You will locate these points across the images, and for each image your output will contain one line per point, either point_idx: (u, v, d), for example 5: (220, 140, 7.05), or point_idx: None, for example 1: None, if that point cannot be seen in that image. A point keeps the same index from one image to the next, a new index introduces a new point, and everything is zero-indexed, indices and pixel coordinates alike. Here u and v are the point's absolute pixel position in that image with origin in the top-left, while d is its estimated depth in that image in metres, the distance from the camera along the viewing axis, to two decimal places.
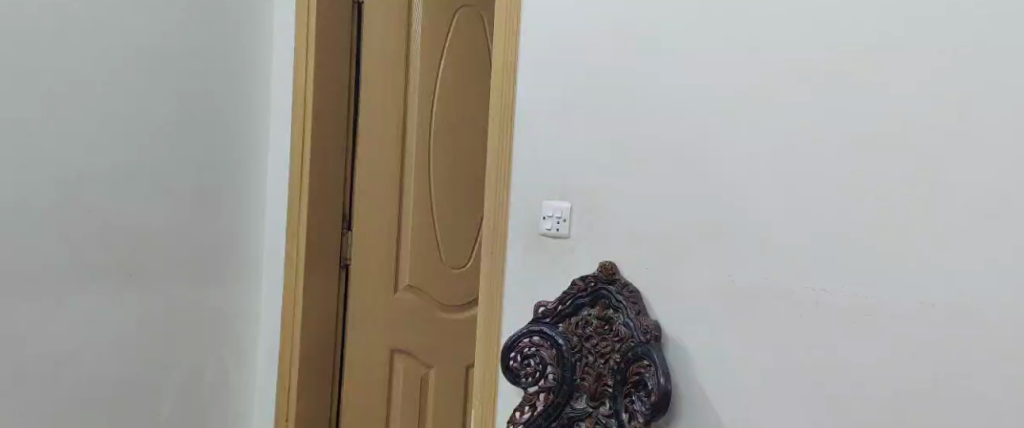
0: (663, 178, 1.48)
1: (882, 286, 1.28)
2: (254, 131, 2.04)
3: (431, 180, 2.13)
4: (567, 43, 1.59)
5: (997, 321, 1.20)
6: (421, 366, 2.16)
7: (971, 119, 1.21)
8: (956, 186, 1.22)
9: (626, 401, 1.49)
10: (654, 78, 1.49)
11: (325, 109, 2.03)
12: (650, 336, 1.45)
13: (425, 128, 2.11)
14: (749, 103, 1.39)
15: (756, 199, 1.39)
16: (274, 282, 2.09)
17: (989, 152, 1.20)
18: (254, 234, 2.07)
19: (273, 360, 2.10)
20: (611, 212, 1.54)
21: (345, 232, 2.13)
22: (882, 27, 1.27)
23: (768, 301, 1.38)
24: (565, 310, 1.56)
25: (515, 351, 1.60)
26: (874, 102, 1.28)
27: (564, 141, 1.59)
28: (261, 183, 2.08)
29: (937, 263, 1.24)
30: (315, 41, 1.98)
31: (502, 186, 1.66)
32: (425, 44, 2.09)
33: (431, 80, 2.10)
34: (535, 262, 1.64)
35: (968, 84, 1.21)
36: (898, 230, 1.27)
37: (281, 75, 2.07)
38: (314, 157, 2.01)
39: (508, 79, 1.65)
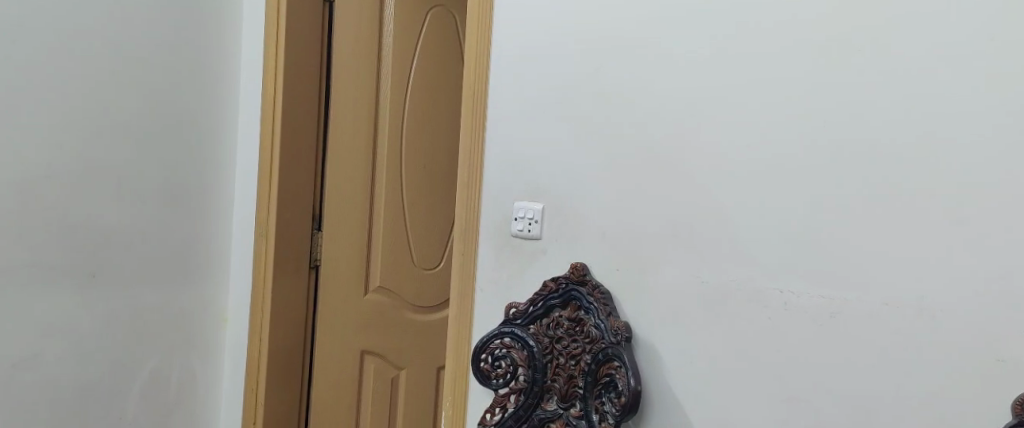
0: (634, 179, 1.48)
1: (849, 286, 1.28)
2: (224, 131, 2.02)
3: (403, 180, 2.12)
4: (539, 43, 1.60)
5: (961, 320, 1.20)
6: (391, 368, 2.15)
7: (939, 120, 1.21)
8: (923, 186, 1.22)
9: (596, 402, 1.48)
10: (626, 81, 1.49)
11: (295, 108, 2.00)
12: (621, 338, 1.46)
13: (397, 127, 2.10)
14: (718, 104, 1.39)
15: (724, 200, 1.39)
16: (241, 284, 2.06)
17: (957, 152, 1.19)
18: (223, 233, 2.05)
19: (240, 363, 2.06)
20: (581, 214, 1.55)
21: (316, 233, 2.10)
22: (853, 28, 1.27)
23: (740, 302, 1.37)
24: (536, 311, 1.57)
25: (486, 352, 1.60)
26: (843, 103, 1.28)
27: (535, 142, 1.61)
28: (231, 183, 2.06)
29: (905, 265, 1.23)
30: (285, 39, 1.96)
31: (473, 187, 1.68)
32: (397, 43, 2.07)
33: (404, 79, 2.09)
34: (507, 263, 1.65)
35: (937, 84, 1.21)
36: (865, 230, 1.26)
37: (249, 73, 2.04)
38: (283, 156, 1.98)
39: (481, 81, 1.67)
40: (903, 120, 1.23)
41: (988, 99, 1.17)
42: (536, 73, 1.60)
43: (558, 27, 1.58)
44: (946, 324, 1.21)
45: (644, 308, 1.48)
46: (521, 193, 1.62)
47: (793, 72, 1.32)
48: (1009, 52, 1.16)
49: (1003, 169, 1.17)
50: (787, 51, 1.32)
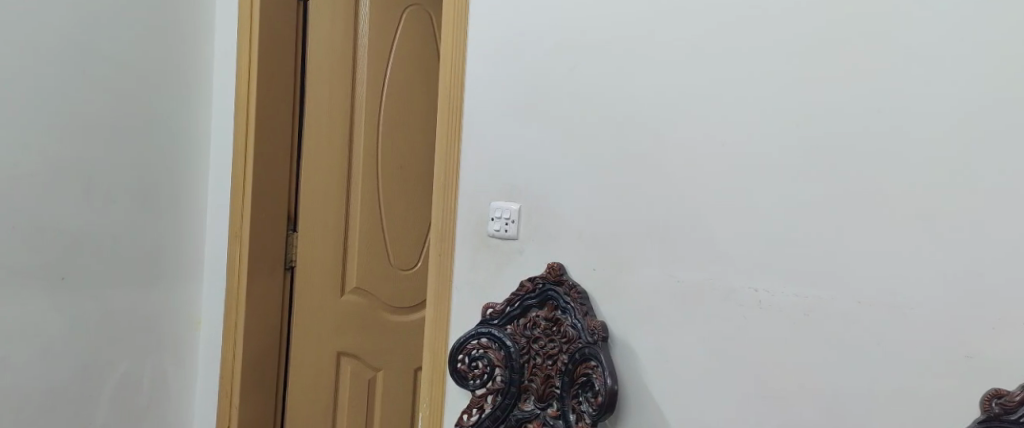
0: (611, 179, 1.48)
1: (823, 285, 1.29)
2: (197, 131, 1.99)
3: (379, 180, 2.10)
4: (515, 43, 1.60)
5: (931, 317, 1.21)
6: (368, 370, 2.14)
7: (912, 120, 1.22)
8: (896, 185, 1.23)
9: (573, 402, 1.48)
10: (602, 82, 1.49)
11: (270, 108, 1.98)
12: (598, 337, 1.46)
13: (373, 127, 2.08)
14: (693, 105, 1.40)
15: (700, 200, 1.39)
16: (214, 286, 2.03)
17: (928, 151, 1.21)
18: (196, 234, 2.02)
19: (214, 366, 2.04)
20: (558, 215, 1.55)
21: (291, 234, 2.08)
22: (826, 28, 1.28)
23: (716, 301, 1.38)
24: (512, 312, 1.57)
25: (463, 352, 1.60)
26: (816, 103, 1.29)
27: (511, 143, 1.60)
28: (204, 183, 2.03)
29: (877, 263, 1.25)
30: (259, 38, 1.94)
31: (449, 188, 1.68)
32: (373, 43, 2.06)
33: (379, 78, 2.08)
34: (483, 263, 1.65)
35: (907, 83, 1.22)
36: (838, 230, 1.27)
37: (221, 72, 2.01)
38: (258, 156, 1.96)
39: (457, 81, 1.67)
40: (875, 119, 1.24)
41: (957, 98, 1.19)
42: (513, 73, 1.60)
43: (534, 26, 1.57)
44: (917, 321, 1.22)
45: (622, 308, 1.48)
46: (497, 193, 1.62)
47: (767, 72, 1.33)
48: (979, 52, 1.17)
49: (972, 167, 1.18)
50: (762, 51, 1.33)
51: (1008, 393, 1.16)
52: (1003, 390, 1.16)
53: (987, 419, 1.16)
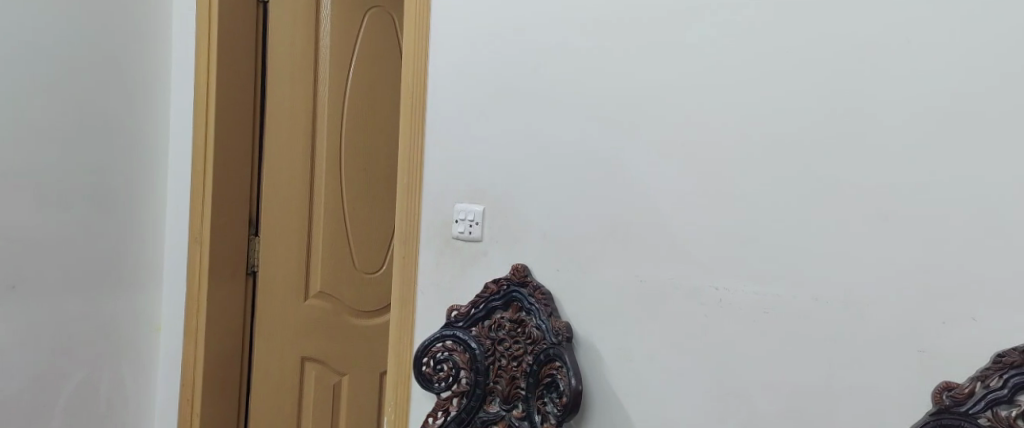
0: (574, 180, 1.49)
1: (781, 282, 1.31)
2: (154, 134, 1.96)
3: (343, 182, 2.08)
4: (477, 44, 1.60)
5: (883, 312, 1.24)
6: (333, 374, 2.11)
7: (867, 120, 1.24)
8: (852, 184, 1.25)
9: (538, 403, 1.49)
10: (566, 82, 1.50)
11: (230, 111, 1.95)
12: (562, 338, 1.46)
13: (336, 128, 2.06)
14: (654, 106, 1.41)
15: (661, 200, 1.41)
16: (174, 292, 2.00)
17: (882, 149, 1.23)
18: (154, 238, 1.99)
19: (174, 372, 2.00)
20: (522, 216, 1.56)
21: (253, 238, 2.05)
22: (783, 28, 1.30)
23: (678, 300, 1.39)
24: (477, 313, 1.57)
25: (428, 355, 1.59)
26: (773, 103, 1.31)
27: (473, 143, 1.60)
28: (163, 188, 2.00)
29: (834, 260, 1.27)
30: (218, 39, 1.91)
31: (413, 188, 1.67)
32: (335, 44, 2.04)
33: (342, 79, 2.06)
34: (448, 264, 1.64)
35: (862, 82, 1.24)
36: (796, 228, 1.29)
37: (179, 74, 1.98)
38: (218, 159, 1.94)
39: (419, 82, 1.66)
40: (830, 119, 1.26)
41: (910, 97, 1.21)
42: (476, 74, 1.60)
43: (496, 27, 1.58)
44: (873, 316, 1.24)
45: (586, 308, 1.49)
46: (461, 195, 1.62)
47: (726, 73, 1.34)
48: (929, 51, 1.20)
49: (924, 163, 1.21)
50: (721, 51, 1.35)
51: (957, 386, 1.18)
52: (953, 383, 1.18)
53: (937, 412, 1.18)
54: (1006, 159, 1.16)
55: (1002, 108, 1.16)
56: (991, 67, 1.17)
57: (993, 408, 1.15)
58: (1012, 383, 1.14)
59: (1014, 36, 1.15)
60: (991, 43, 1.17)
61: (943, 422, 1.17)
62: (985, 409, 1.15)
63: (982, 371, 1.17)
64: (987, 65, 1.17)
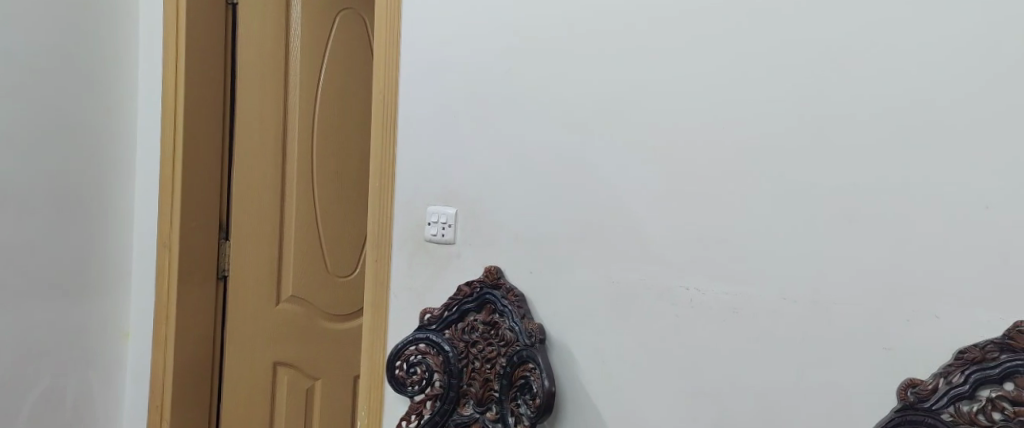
0: (546, 182, 1.50)
1: (751, 283, 1.32)
2: (122, 138, 1.94)
3: (315, 184, 2.07)
4: (448, 46, 1.60)
5: (851, 311, 1.25)
6: (306, 378, 2.09)
7: (833, 121, 1.25)
8: (819, 184, 1.26)
9: (512, 405, 1.49)
10: (536, 84, 1.50)
11: (198, 114, 1.93)
12: (535, 340, 1.47)
13: (307, 130, 2.05)
14: (624, 108, 1.42)
15: (632, 201, 1.41)
16: (143, 298, 1.97)
17: (848, 151, 1.24)
18: (122, 244, 1.96)
19: (143, 379, 1.97)
20: (494, 218, 1.56)
21: (223, 242, 2.02)
22: (751, 31, 1.31)
23: (650, 301, 1.40)
24: (450, 316, 1.57)
25: (401, 359, 1.59)
26: (741, 106, 1.32)
27: (445, 145, 1.60)
28: (131, 193, 1.98)
29: (801, 260, 1.28)
30: (185, 41, 1.89)
31: (385, 191, 1.67)
32: (305, 46, 2.02)
33: (313, 81, 2.04)
34: (421, 267, 1.64)
35: (828, 85, 1.25)
36: (765, 228, 1.30)
37: (146, 78, 1.96)
38: (186, 162, 1.91)
39: (390, 85, 1.66)
40: (797, 120, 1.27)
41: (875, 96, 1.22)
42: (447, 77, 1.60)
43: (466, 29, 1.58)
44: (840, 316, 1.25)
45: (559, 309, 1.49)
46: (433, 197, 1.62)
47: (696, 76, 1.35)
48: (893, 53, 1.21)
49: (890, 162, 1.21)
50: (691, 55, 1.36)
51: (922, 382, 1.19)
52: (917, 380, 1.19)
53: (903, 408, 1.19)
54: (969, 158, 1.16)
55: (965, 111, 1.17)
56: (957, 71, 1.17)
57: (955, 403, 1.16)
58: (974, 379, 1.15)
59: (975, 39, 1.16)
60: (956, 45, 1.17)
61: (909, 419, 1.18)
62: (948, 405, 1.17)
63: (945, 367, 1.18)
64: (952, 69, 1.17)
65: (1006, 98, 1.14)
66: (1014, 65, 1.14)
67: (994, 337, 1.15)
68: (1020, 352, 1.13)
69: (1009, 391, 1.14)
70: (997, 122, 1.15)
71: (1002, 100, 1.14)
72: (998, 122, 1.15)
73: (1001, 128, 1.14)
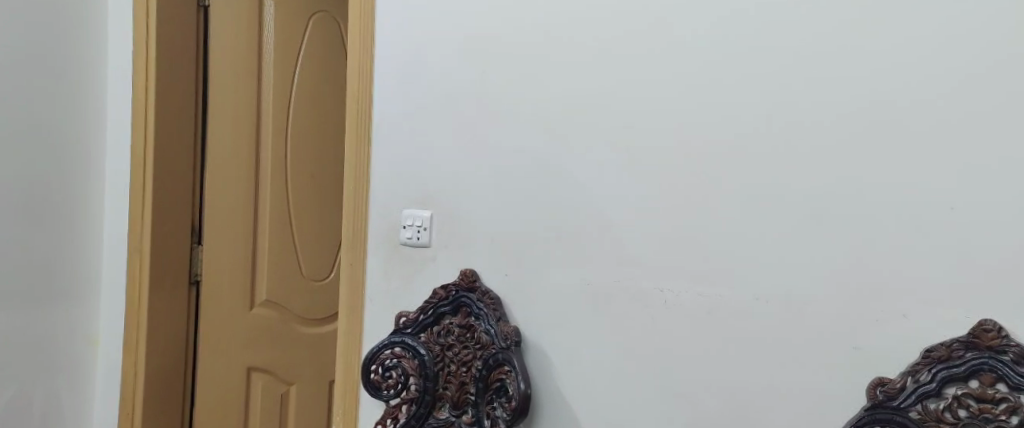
0: (520, 185, 1.50)
1: (723, 284, 1.33)
2: (92, 140, 1.91)
3: (289, 187, 2.05)
4: (422, 48, 1.60)
5: (821, 311, 1.26)
6: (281, 384, 2.07)
7: (802, 123, 1.27)
8: (788, 186, 1.28)
9: (487, 408, 1.48)
10: (510, 87, 1.51)
11: (170, 117, 1.91)
12: (511, 343, 1.47)
13: (281, 133, 2.03)
14: (597, 110, 1.43)
15: (606, 204, 1.42)
16: (113, 304, 1.94)
17: (817, 153, 1.26)
18: (93, 248, 1.94)
19: (114, 385, 1.95)
20: (470, 221, 1.55)
21: (196, 246, 2.00)
22: (722, 34, 1.32)
23: (625, 303, 1.41)
24: (426, 319, 1.56)
25: (376, 363, 1.59)
26: (713, 108, 1.33)
27: (419, 148, 1.60)
28: (101, 198, 1.95)
29: (772, 261, 1.29)
30: (156, 44, 1.87)
31: (360, 194, 1.66)
32: (279, 48, 2.01)
33: (287, 83, 2.03)
34: (396, 270, 1.63)
35: (797, 88, 1.27)
36: (736, 230, 1.31)
37: (116, 81, 1.93)
38: (158, 167, 1.89)
39: (365, 89, 1.66)
40: (768, 123, 1.29)
41: (842, 99, 1.24)
42: (421, 80, 1.60)
43: (441, 32, 1.58)
44: (810, 315, 1.27)
45: (535, 311, 1.50)
46: (408, 200, 1.61)
47: (668, 78, 1.36)
48: (860, 56, 1.23)
49: (858, 164, 1.23)
50: (665, 58, 1.37)
51: (890, 381, 1.21)
52: (885, 379, 1.21)
53: (872, 407, 1.21)
54: (934, 159, 1.18)
55: (929, 115, 1.19)
56: (923, 74, 1.19)
57: (922, 401, 1.18)
58: (941, 377, 1.17)
59: (938, 39, 1.18)
60: (921, 47, 1.19)
61: (878, 417, 1.20)
62: (916, 403, 1.18)
63: (912, 366, 1.19)
64: (918, 72, 1.19)
65: (970, 101, 1.16)
66: (978, 68, 1.16)
67: (959, 336, 1.17)
68: (984, 350, 1.15)
69: (974, 389, 1.16)
70: (962, 124, 1.17)
71: (966, 103, 1.16)
72: (963, 124, 1.17)
73: (965, 130, 1.16)
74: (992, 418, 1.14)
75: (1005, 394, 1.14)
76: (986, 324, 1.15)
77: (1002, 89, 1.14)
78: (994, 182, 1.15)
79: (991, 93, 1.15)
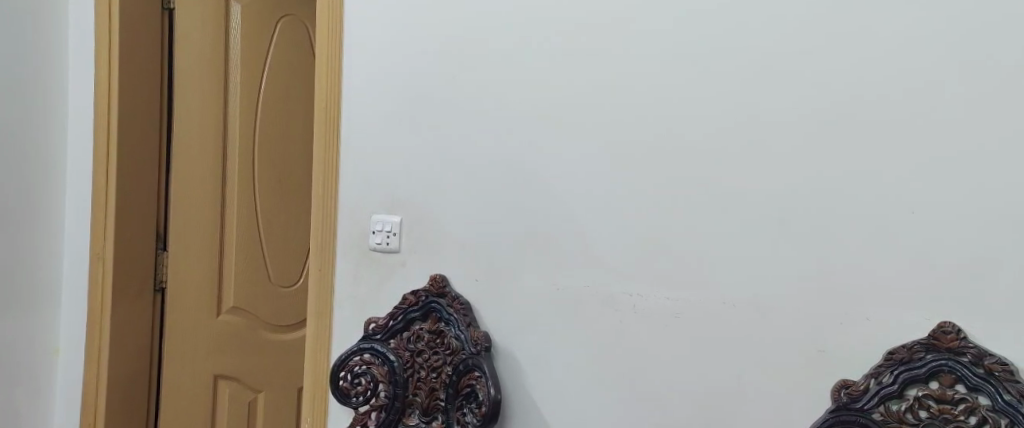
0: (488, 188, 1.50)
1: (692, 288, 1.33)
2: (51, 142, 1.88)
3: (256, 192, 2.02)
4: (390, 52, 1.59)
5: (786, 314, 1.27)
6: (248, 391, 2.03)
7: (767, 127, 1.28)
8: (751, 191, 1.29)
9: (458, 414, 1.48)
10: (480, 92, 1.50)
11: (133, 120, 1.88)
12: (480, 348, 1.47)
13: (249, 137, 2.00)
14: (565, 115, 1.43)
15: (577, 208, 1.42)
16: (73, 313, 1.90)
17: (780, 158, 1.27)
18: (53, 253, 1.90)
19: (74, 394, 1.90)
20: (439, 227, 1.55)
21: (161, 253, 1.97)
22: (688, 38, 1.33)
23: (594, 307, 1.41)
24: (395, 326, 1.55)
25: (345, 370, 1.57)
26: (681, 110, 1.34)
27: (388, 152, 1.59)
28: (61, 202, 1.91)
29: (737, 264, 1.30)
30: (118, 46, 1.84)
31: (328, 197, 1.64)
32: (246, 52, 1.98)
33: (254, 87, 2.00)
34: (365, 276, 1.62)
35: (762, 90, 1.28)
36: (702, 233, 1.32)
37: (77, 87, 1.90)
38: (121, 172, 1.86)
39: (333, 92, 1.64)
40: (733, 127, 1.30)
41: (805, 103, 1.26)
42: (389, 83, 1.59)
43: (410, 35, 1.57)
44: (776, 316, 1.28)
45: (505, 316, 1.49)
46: (378, 205, 1.60)
47: (635, 83, 1.37)
48: (821, 61, 1.25)
49: (820, 168, 1.25)
50: (631, 62, 1.37)
51: (853, 383, 1.22)
52: (849, 381, 1.23)
53: (836, 409, 1.22)
54: (895, 164, 1.21)
55: (892, 116, 1.21)
56: (885, 75, 1.21)
57: (885, 403, 1.20)
58: (902, 378, 1.19)
59: (897, 42, 1.20)
60: (881, 51, 1.21)
61: (842, 419, 1.21)
62: (879, 404, 1.20)
63: (875, 368, 1.21)
64: (880, 73, 1.21)
65: (931, 101, 1.18)
66: (937, 72, 1.18)
67: (919, 337, 1.19)
68: (943, 352, 1.17)
69: (935, 390, 1.18)
70: (922, 124, 1.19)
71: (926, 105, 1.19)
72: (923, 124, 1.19)
73: (925, 130, 1.19)
74: (951, 419, 1.16)
75: (964, 394, 1.16)
76: (945, 326, 1.17)
77: (961, 90, 1.17)
78: (954, 181, 1.17)
79: (950, 93, 1.17)
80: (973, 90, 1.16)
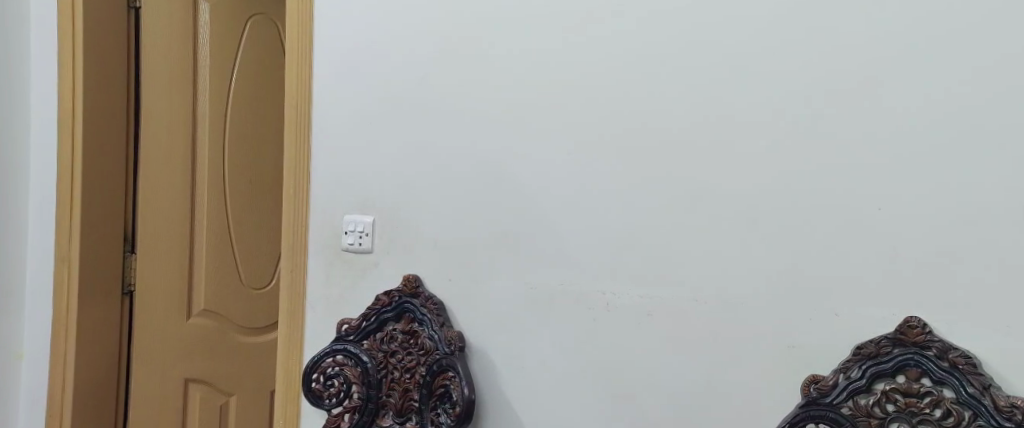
0: (461, 188, 1.49)
1: (666, 287, 1.34)
2: (13, 143, 1.84)
3: (227, 193, 2.01)
4: (360, 51, 1.58)
5: (759, 311, 1.28)
6: (220, 395, 2.01)
7: (737, 126, 1.29)
8: (722, 189, 1.30)
9: (431, 414, 1.47)
10: (451, 92, 1.49)
11: (99, 119, 1.84)
12: (454, 348, 1.46)
13: (219, 135, 1.99)
14: (536, 115, 1.43)
15: (549, 208, 1.42)
16: (38, 316, 1.87)
17: (750, 156, 1.28)
18: (16, 255, 1.86)
19: (40, 399, 1.86)
20: (412, 227, 1.54)
21: (130, 255, 1.93)
22: (657, 38, 1.34)
23: (568, 306, 1.41)
24: (368, 326, 1.54)
25: (318, 371, 1.56)
26: (652, 109, 1.34)
27: (360, 152, 1.58)
28: (25, 203, 1.87)
29: (709, 263, 1.31)
30: (83, 43, 1.79)
31: (299, 197, 1.63)
32: (215, 50, 1.97)
33: (223, 85, 1.99)
34: (337, 277, 1.61)
35: (732, 89, 1.29)
36: (674, 232, 1.33)
37: (39, 85, 1.86)
38: (86, 172, 1.82)
39: (303, 92, 1.62)
40: (704, 127, 1.31)
41: (774, 102, 1.27)
42: (360, 83, 1.58)
43: (380, 34, 1.56)
44: (748, 314, 1.29)
45: (478, 315, 1.49)
46: (350, 206, 1.59)
47: (607, 83, 1.37)
48: (790, 61, 1.26)
49: (789, 166, 1.26)
50: (602, 62, 1.38)
51: (823, 378, 1.23)
52: (819, 376, 1.23)
53: (807, 404, 1.22)
54: (862, 163, 1.22)
55: (860, 115, 1.22)
56: (852, 74, 1.22)
57: (853, 397, 1.21)
58: (870, 373, 1.20)
59: (863, 42, 1.22)
60: (848, 51, 1.23)
61: (813, 414, 1.21)
62: (848, 399, 1.21)
63: (844, 363, 1.22)
64: (847, 73, 1.23)
65: (897, 100, 1.20)
66: (902, 72, 1.20)
67: (886, 333, 1.21)
68: (910, 346, 1.18)
69: (902, 384, 1.19)
70: (889, 123, 1.20)
71: (891, 104, 1.20)
72: (889, 123, 1.20)
73: (893, 129, 1.20)
74: (917, 412, 1.17)
75: (929, 388, 1.17)
76: (911, 320, 1.18)
77: (927, 89, 1.18)
78: (919, 179, 1.19)
79: (916, 92, 1.19)
80: (939, 90, 1.18)
